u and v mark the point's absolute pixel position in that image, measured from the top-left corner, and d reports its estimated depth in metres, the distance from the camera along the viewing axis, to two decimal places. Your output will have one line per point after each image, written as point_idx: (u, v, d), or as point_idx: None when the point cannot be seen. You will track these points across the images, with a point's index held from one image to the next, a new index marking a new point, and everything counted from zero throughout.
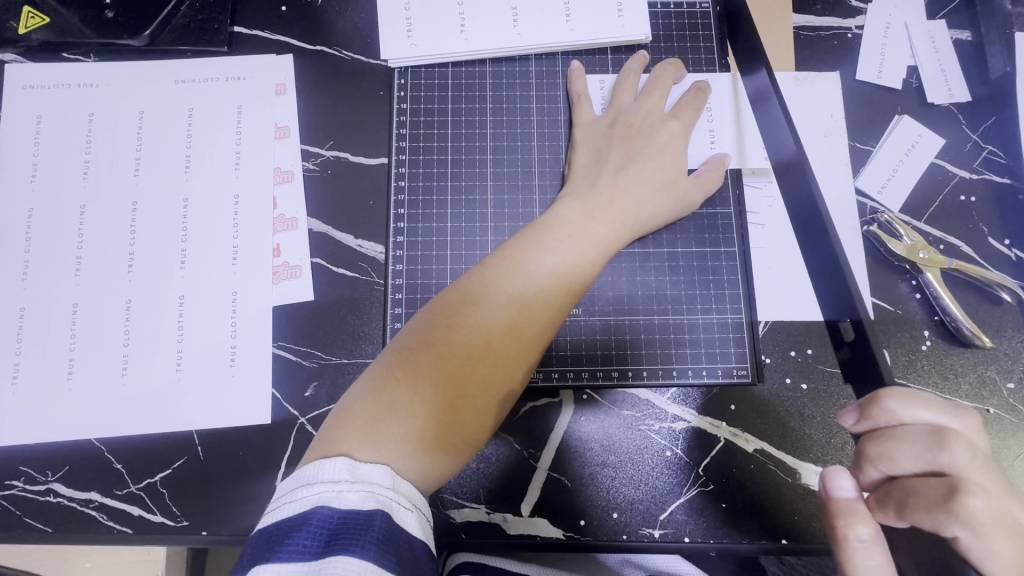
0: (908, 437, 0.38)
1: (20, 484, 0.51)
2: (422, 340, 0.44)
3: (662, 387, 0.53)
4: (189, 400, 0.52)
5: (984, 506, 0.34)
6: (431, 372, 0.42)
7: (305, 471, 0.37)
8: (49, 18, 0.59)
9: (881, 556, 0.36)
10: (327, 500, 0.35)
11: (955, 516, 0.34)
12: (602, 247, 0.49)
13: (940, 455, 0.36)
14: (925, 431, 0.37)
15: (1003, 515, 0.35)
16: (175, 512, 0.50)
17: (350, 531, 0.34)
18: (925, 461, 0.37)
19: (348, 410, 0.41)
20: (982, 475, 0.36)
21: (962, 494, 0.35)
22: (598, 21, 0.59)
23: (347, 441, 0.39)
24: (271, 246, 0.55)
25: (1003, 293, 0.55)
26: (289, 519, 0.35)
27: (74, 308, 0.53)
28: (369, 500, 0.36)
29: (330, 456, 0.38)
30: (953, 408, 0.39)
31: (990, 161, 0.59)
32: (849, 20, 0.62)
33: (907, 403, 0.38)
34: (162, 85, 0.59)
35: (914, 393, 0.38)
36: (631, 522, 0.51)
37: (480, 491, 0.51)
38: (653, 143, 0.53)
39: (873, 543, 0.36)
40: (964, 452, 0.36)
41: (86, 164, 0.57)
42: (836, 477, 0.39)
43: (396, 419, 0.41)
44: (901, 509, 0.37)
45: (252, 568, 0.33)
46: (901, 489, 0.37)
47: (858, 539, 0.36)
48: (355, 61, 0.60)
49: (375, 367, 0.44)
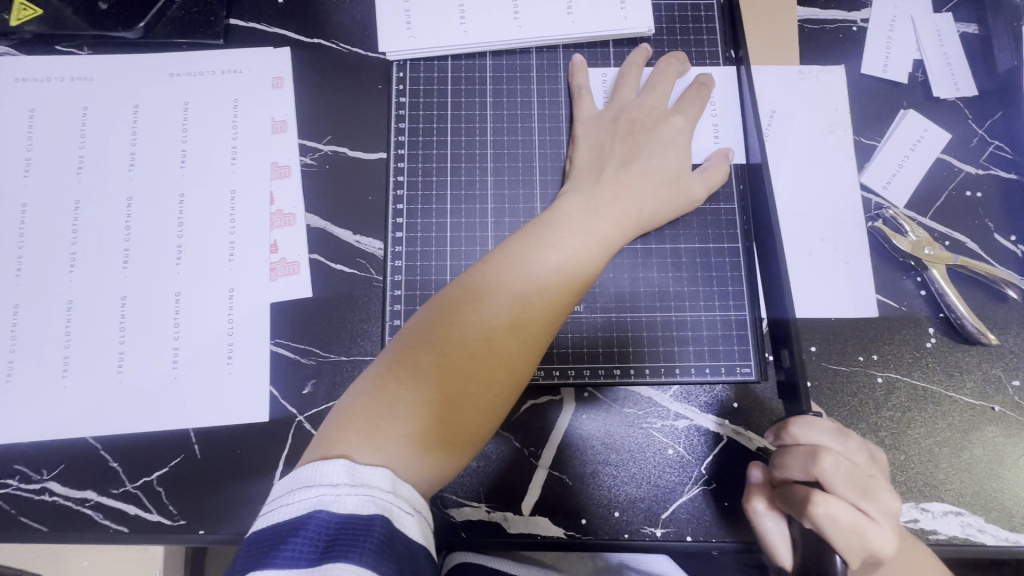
0: (795, 454, 0.42)
1: (15, 483, 0.50)
2: (424, 339, 0.43)
3: (664, 385, 0.53)
4: (185, 398, 0.51)
5: (827, 513, 0.39)
6: (431, 371, 0.42)
7: (303, 473, 0.37)
8: (42, 10, 0.58)
9: (776, 524, 0.45)
10: (325, 503, 0.35)
11: (805, 518, 0.40)
12: (605, 244, 0.48)
13: (812, 469, 0.41)
14: (806, 449, 0.42)
15: (853, 524, 0.39)
16: (172, 512, 0.50)
17: (349, 537, 0.34)
18: (804, 472, 0.41)
19: (349, 409, 0.41)
20: (843, 486, 0.40)
21: (812, 504, 0.39)
22: (600, 14, 0.58)
23: (348, 442, 0.39)
24: (269, 242, 0.55)
25: (1009, 290, 0.54)
26: (286, 523, 0.35)
27: (69, 305, 0.53)
28: (369, 504, 0.35)
29: (329, 458, 0.37)
30: (841, 432, 0.43)
31: (996, 156, 0.58)
32: (855, 12, 0.61)
33: (806, 429, 0.43)
34: (157, 78, 0.58)
35: (810, 419, 0.43)
36: (632, 521, 0.50)
37: (480, 490, 0.51)
38: (657, 139, 0.53)
39: (765, 515, 0.45)
40: (831, 466, 0.40)
41: (80, 159, 0.56)
42: (752, 468, 0.48)
43: (397, 420, 0.40)
44: (784, 506, 0.43)
45: (249, 573, 0.33)
46: (785, 493, 0.43)
47: (757, 512, 0.45)
48: (353, 54, 0.59)
49: (375, 365, 0.43)
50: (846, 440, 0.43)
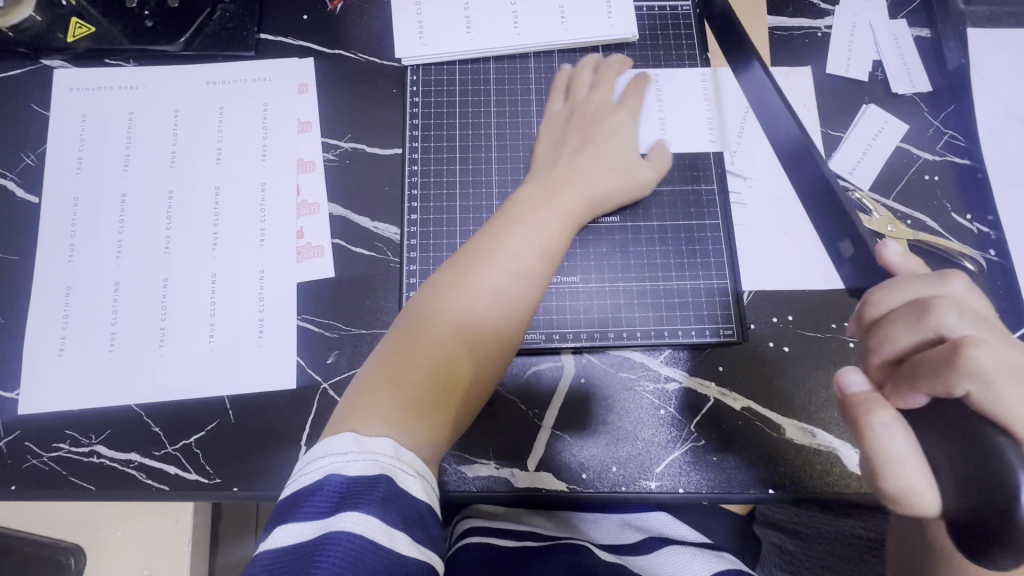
0: (900, 316, 0.38)
1: (66, 446, 0.55)
2: (412, 325, 0.49)
3: (655, 347, 0.58)
4: (221, 368, 0.57)
5: (992, 358, 0.33)
6: (424, 352, 0.47)
7: (319, 447, 0.42)
8: (94, 28, 0.65)
9: (908, 439, 0.35)
10: (337, 468, 0.40)
11: (963, 371, 0.33)
12: (570, 223, 0.55)
13: (930, 320, 0.36)
14: (911, 306, 0.38)
15: (1008, 364, 0.34)
16: (209, 471, 0.55)
17: (357, 492, 0.38)
18: (918, 331, 0.37)
19: (354, 395, 0.46)
20: (974, 330, 0.36)
21: (968, 349, 0.34)
22: (590, 23, 0.65)
23: (361, 414, 0.44)
24: (295, 228, 0.61)
25: (966, 262, 0.60)
26: (306, 488, 0.39)
27: (116, 287, 0.58)
28: (373, 467, 0.40)
29: (342, 432, 0.42)
30: (938, 274, 0.39)
31: (951, 144, 0.64)
32: (819, 20, 0.68)
33: (889, 292, 0.40)
34: (195, 86, 0.64)
35: (898, 282, 0.40)
36: (629, 475, 0.55)
37: (491, 448, 0.56)
38: (603, 129, 0.59)
39: (897, 425, 0.35)
40: (953, 313, 0.36)
41: (126, 157, 0.62)
42: (848, 375, 0.39)
43: (398, 391, 0.45)
44: (913, 386, 0.36)
45: (275, 529, 0.38)
46: (908, 365, 0.36)
47: (881, 422, 0.35)
48: (370, 62, 0.66)
49: (375, 356, 0.48)
50: (948, 282, 0.39)
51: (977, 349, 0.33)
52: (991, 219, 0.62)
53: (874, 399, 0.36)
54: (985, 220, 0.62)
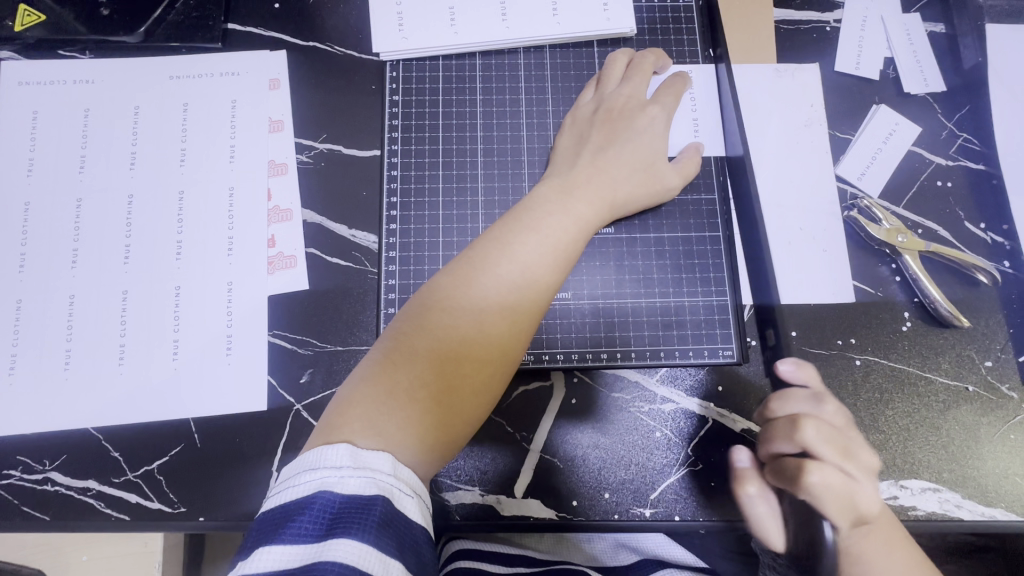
0: (779, 426, 0.47)
1: (17, 473, 0.51)
2: (416, 326, 0.45)
3: (651, 367, 0.55)
4: (187, 389, 0.53)
5: (822, 479, 0.44)
6: (428, 356, 0.43)
7: (308, 456, 0.38)
8: (45, 16, 0.60)
9: (767, 506, 0.49)
10: (329, 485, 0.36)
11: (801, 484, 0.44)
12: (585, 225, 0.50)
13: (796, 437, 0.46)
14: (788, 421, 0.47)
15: (841, 482, 0.44)
16: (172, 499, 0.51)
17: (351, 516, 0.35)
18: (789, 444, 0.46)
19: (349, 397, 0.42)
20: (832, 450, 0.45)
21: (807, 471, 0.44)
22: (584, 15, 0.60)
23: (351, 426, 0.40)
24: (266, 236, 0.56)
25: (980, 275, 0.57)
26: (293, 503, 0.36)
27: (71, 300, 0.54)
28: (370, 485, 0.36)
29: (331, 443, 0.38)
30: (816, 396, 0.48)
31: (965, 148, 0.60)
32: (828, 13, 0.64)
33: (779, 403, 0.49)
34: (156, 81, 0.60)
35: (785, 395, 0.49)
36: (621, 502, 0.52)
37: (475, 474, 0.52)
38: (633, 128, 0.55)
39: (759, 497, 0.49)
40: (814, 432, 0.45)
41: (82, 159, 0.57)
42: (737, 452, 0.51)
43: (395, 403, 0.41)
44: (775, 476, 0.47)
45: (258, 548, 0.35)
46: (777, 464, 0.47)
47: (746, 495, 0.49)
48: (347, 56, 0.61)
49: (373, 355, 0.45)
50: (822, 405, 0.47)
51: (814, 471, 0.44)
52: (1005, 229, 0.58)
53: (748, 475, 0.50)
54: (1000, 229, 0.59)
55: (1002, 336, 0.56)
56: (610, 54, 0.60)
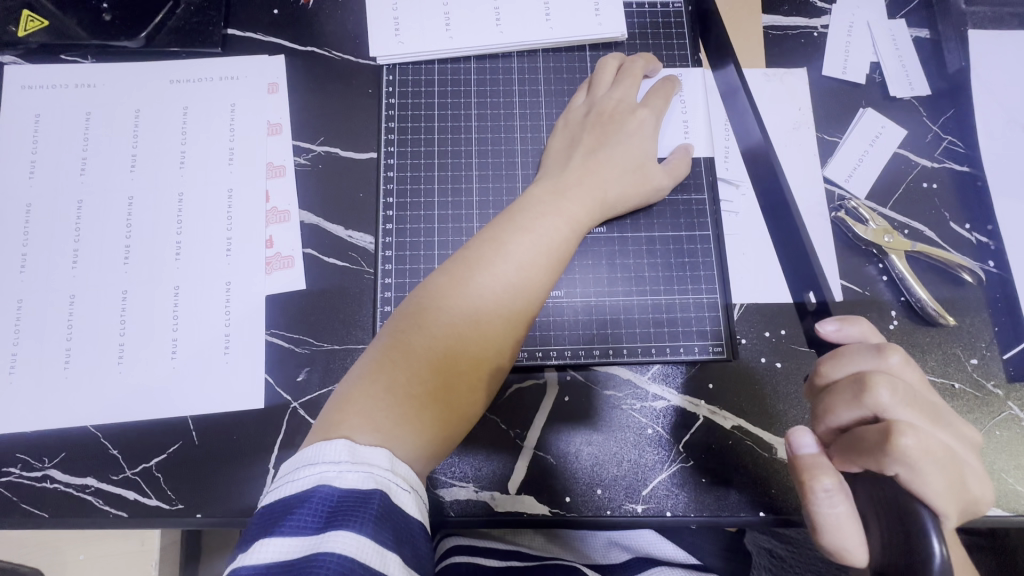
0: (841, 389, 0.43)
1: (17, 471, 0.52)
2: (412, 324, 0.46)
3: (643, 365, 0.55)
4: (185, 387, 0.53)
5: (918, 444, 0.39)
6: (424, 354, 0.44)
7: (307, 452, 0.39)
8: (48, 21, 0.61)
9: (845, 504, 0.42)
10: (328, 479, 0.37)
11: (893, 455, 0.39)
12: (577, 225, 0.51)
13: (866, 399, 0.41)
14: (851, 381, 0.43)
15: (931, 448, 0.39)
16: (170, 496, 0.52)
17: (350, 508, 0.35)
18: (856, 408, 0.42)
19: (346, 394, 0.43)
20: (908, 410, 0.41)
21: (897, 435, 0.39)
22: (576, 20, 0.62)
23: (348, 422, 0.41)
24: (264, 237, 0.57)
25: (965, 274, 0.58)
26: (292, 497, 0.36)
27: (72, 299, 0.55)
28: (368, 480, 0.37)
29: (328, 438, 0.39)
30: (877, 348, 0.43)
31: (949, 151, 0.62)
32: (815, 19, 0.65)
33: (835, 364, 0.44)
34: (157, 85, 0.61)
35: (841, 355, 0.44)
36: (614, 498, 0.52)
37: (469, 471, 0.53)
38: (624, 129, 0.56)
39: (836, 492, 0.42)
40: (890, 393, 0.41)
41: (83, 161, 0.58)
42: (798, 436, 0.45)
43: (392, 400, 0.42)
44: (853, 455, 0.42)
45: (256, 542, 0.35)
46: (850, 438, 0.42)
47: (824, 490, 0.42)
48: (344, 60, 0.62)
49: (369, 353, 0.45)
50: (886, 356, 0.43)
51: (905, 437, 0.39)
52: (990, 229, 0.60)
53: (822, 464, 0.43)
54: (985, 230, 0.60)
55: (988, 335, 0.57)
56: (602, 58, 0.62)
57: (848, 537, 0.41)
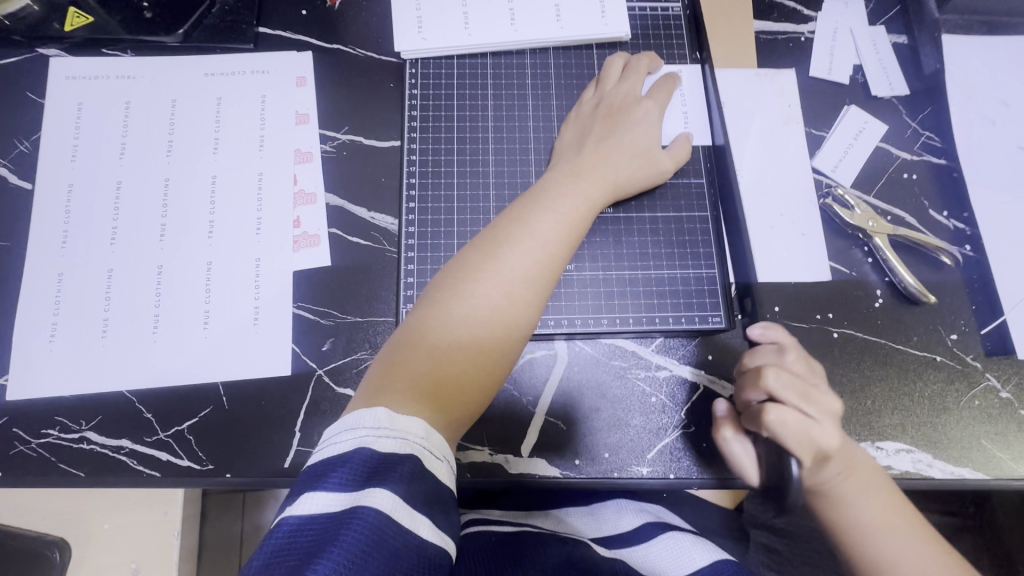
0: (747, 374, 0.53)
1: (55, 433, 0.55)
2: (446, 298, 0.49)
3: (647, 336, 0.59)
4: (217, 356, 0.57)
5: (779, 419, 0.49)
6: (458, 324, 0.48)
7: (348, 417, 0.42)
8: (92, 18, 0.65)
9: (741, 447, 0.53)
10: (367, 443, 0.40)
11: (765, 426, 0.50)
12: (591, 205, 0.56)
13: (758, 384, 0.51)
14: (752, 369, 0.53)
15: (798, 423, 0.49)
16: (201, 457, 0.54)
17: (387, 469, 0.39)
18: (754, 389, 0.52)
19: (387, 364, 0.47)
20: (790, 393, 0.50)
21: (768, 412, 0.50)
22: (584, 21, 0.67)
23: (390, 388, 0.45)
24: (292, 217, 0.61)
25: (943, 257, 0.63)
26: (333, 458, 0.40)
27: (110, 274, 0.58)
28: (403, 446, 0.40)
29: (371, 406, 0.42)
30: (780, 349, 0.54)
31: (927, 145, 0.67)
32: (803, 25, 0.71)
33: (750, 356, 0.54)
34: (192, 77, 0.65)
35: (758, 352, 0.54)
36: (622, 460, 0.56)
37: (484, 434, 0.56)
38: (630, 119, 0.60)
39: (733, 440, 0.54)
40: (775, 378, 0.51)
41: (122, 146, 0.62)
42: (715, 402, 0.56)
43: (430, 367, 0.46)
44: (749, 422, 0.52)
45: (301, 496, 0.38)
46: (748, 410, 0.53)
47: (724, 439, 0.54)
48: (367, 57, 0.67)
49: (406, 326, 0.49)
50: (783, 356, 0.53)
51: (773, 413, 0.49)
52: (966, 216, 0.64)
53: (724, 421, 0.54)
54: (960, 217, 0.65)
55: (966, 312, 0.62)
56: (609, 56, 0.66)
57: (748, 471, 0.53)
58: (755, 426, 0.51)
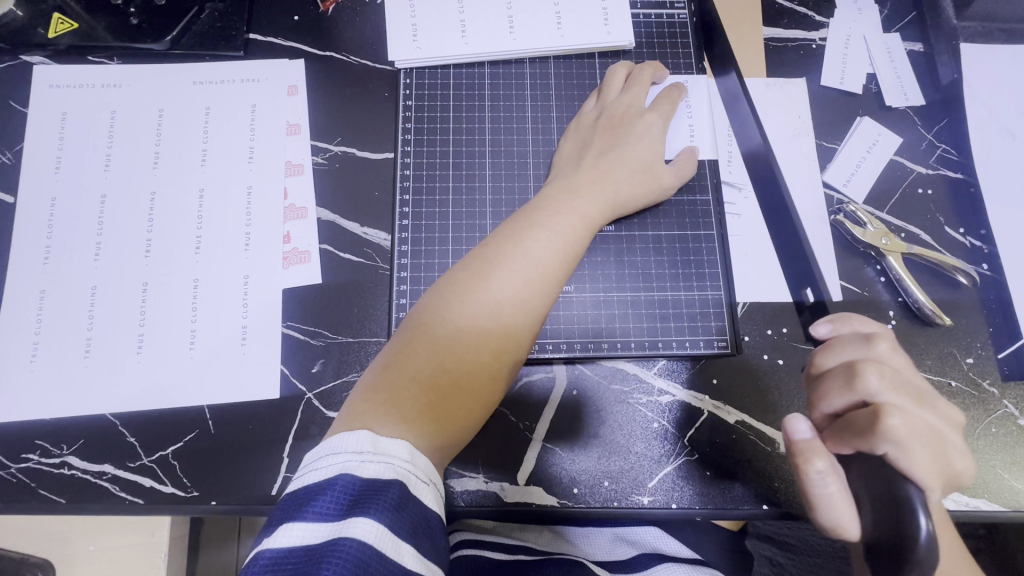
0: (835, 376, 0.47)
1: (35, 457, 0.53)
2: (433, 319, 0.47)
3: (649, 359, 0.57)
4: (202, 378, 0.55)
5: (903, 423, 0.43)
6: (445, 347, 0.46)
7: (329, 443, 0.40)
8: (77, 24, 0.63)
9: (837, 484, 0.44)
10: (350, 468, 0.38)
11: (883, 435, 0.43)
12: (589, 223, 0.53)
13: (858, 385, 0.45)
14: (844, 369, 0.46)
15: (923, 430, 0.44)
16: (186, 483, 0.53)
17: (371, 496, 0.37)
18: (848, 394, 0.46)
19: (370, 387, 0.44)
20: (897, 393, 0.45)
21: (885, 416, 0.43)
22: (586, 28, 0.64)
23: (372, 413, 0.42)
24: (282, 232, 0.59)
25: (960, 276, 0.60)
26: (315, 485, 0.38)
27: (93, 291, 0.56)
28: (388, 470, 0.38)
29: (352, 430, 0.40)
30: (867, 338, 0.48)
31: (944, 158, 0.64)
32: (814, 32, 0.68)
33: (827, 354, 0.48)
34: (180, 86, 0.63)
35: (834, 345, 0.49)
36: (621, 489, 0.54)
37: (479, 461, 0.54)
38: (633, 133, 0.58)
39: (829, 473, 0.44)
40: (877, 379, 0.45)
41: (107, 157, 0.60)
42: (794, 422, 0.46)
43: (414, 391, 0.44)
44: (847, 437, 0.45)
45: (280, 527, 0.36)
46: (841, 420, 0.46)
47: (816, 472, 0.44)
48: (361, 65, 0.65)
49: (392, 346, 0.47)
50: (875, 345, 0.47)
51: (892, 417, 0.43)
52: (984, 233, 0.62)
53: (814, 449, 0.45)
54: (978, 234, 0.62)
55: (983, 335, 0.59)
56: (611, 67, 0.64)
57: (839, 512, 0.44)
58: (864, 439, 0.44)
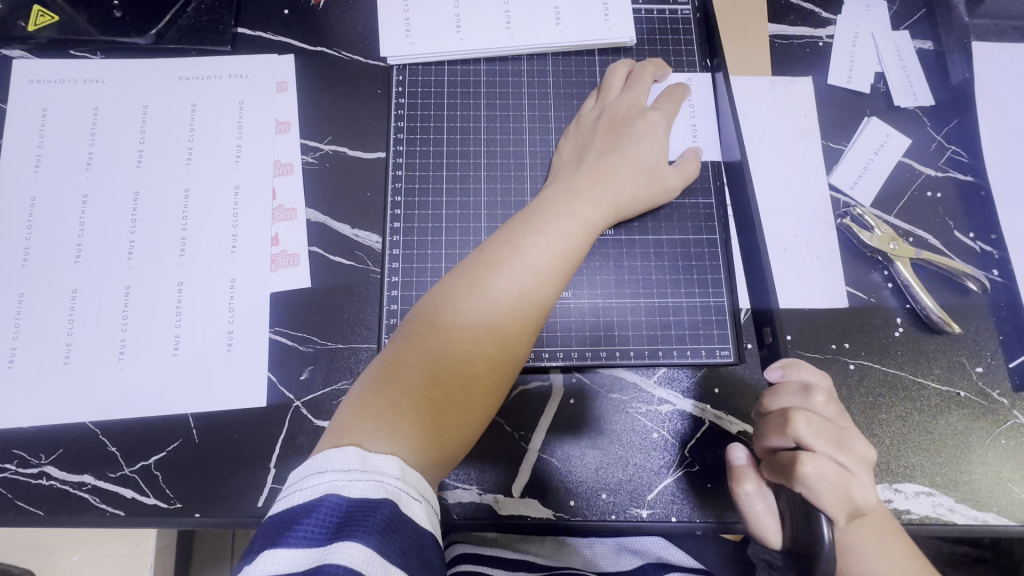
0: (770, 420, 0.47)
1: (13, 467, 0.51)
2: (426, 327, 0.45)
3: (649, 368, 0.55)
4: (186, 385, 0.53)
5: (815, 471, 0.44)
6: (437, 357, 0.44)
7: (315, 460, 0.38)
8: (58, 17, 0.61)
9: (762, 505, 0.48)
10: (337, 488, 0.36)
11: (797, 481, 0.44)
12: (590, 227, 0.51)
13: (788, 432, 0.45)
14: (777, 415, 0.47)
15: (841, 476, 0.44)
16: (169, 495, 0.51)
17: (358, 518, 0.35)
18: (780, 438, 0.46)
19: (360, 399, 0.43)
20: (823, 441, 0.45)
21: (802, 464, 0.44)
22: (585, 24, 0.62)
23: (362, 427, 0.41)
24: (270, 234, 0.57)
25: (969, 283, 0.58)
26: (300, 506, 0.36)
27: (73, 295, 0.54)
28: (377, 489, 0.36)
29: (340, 445, 0.39)
30: (807, 386, 0.47)
31: (953, 160, 0.62)
32: (821, 29, 0.66)
33: (768, 397, 0.49)
34: (165, 81, 0.61)
35: (774, 389, 0.48)
36: (620, 502, 0.52)
37: (472, 473, 0.52)
38: (635, 133, 0.56)
39: (755, 496, 0.48)
40: (806, 425, 0.45)
41: (89, 155, 0.58)
42: (733, 449, 0.51)
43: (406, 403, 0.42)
44: (774, 475, 0.47)
45: (263, 552, 0.34)
46: (772, 460, 0.47)
47: (745, 494, 0.48)
48: (353, 61, 0.62)
49: (383, 355, 0.45)
50: (812, 394, 0.47)
51: (807, 465, 0.44)
52: (994, 238, 0.60)
53: (744, 473, 0.49)
54: (988, 238, 0.60)
55: (992, 343, 0.57)
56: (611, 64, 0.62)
57: (766, 527, 0.48)
58: (785, 479, 0.45)
